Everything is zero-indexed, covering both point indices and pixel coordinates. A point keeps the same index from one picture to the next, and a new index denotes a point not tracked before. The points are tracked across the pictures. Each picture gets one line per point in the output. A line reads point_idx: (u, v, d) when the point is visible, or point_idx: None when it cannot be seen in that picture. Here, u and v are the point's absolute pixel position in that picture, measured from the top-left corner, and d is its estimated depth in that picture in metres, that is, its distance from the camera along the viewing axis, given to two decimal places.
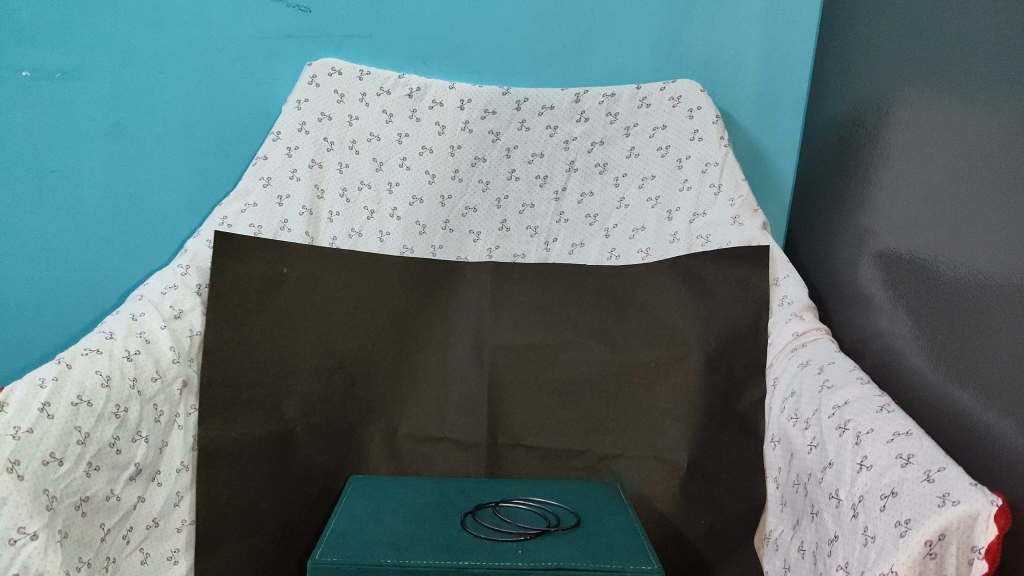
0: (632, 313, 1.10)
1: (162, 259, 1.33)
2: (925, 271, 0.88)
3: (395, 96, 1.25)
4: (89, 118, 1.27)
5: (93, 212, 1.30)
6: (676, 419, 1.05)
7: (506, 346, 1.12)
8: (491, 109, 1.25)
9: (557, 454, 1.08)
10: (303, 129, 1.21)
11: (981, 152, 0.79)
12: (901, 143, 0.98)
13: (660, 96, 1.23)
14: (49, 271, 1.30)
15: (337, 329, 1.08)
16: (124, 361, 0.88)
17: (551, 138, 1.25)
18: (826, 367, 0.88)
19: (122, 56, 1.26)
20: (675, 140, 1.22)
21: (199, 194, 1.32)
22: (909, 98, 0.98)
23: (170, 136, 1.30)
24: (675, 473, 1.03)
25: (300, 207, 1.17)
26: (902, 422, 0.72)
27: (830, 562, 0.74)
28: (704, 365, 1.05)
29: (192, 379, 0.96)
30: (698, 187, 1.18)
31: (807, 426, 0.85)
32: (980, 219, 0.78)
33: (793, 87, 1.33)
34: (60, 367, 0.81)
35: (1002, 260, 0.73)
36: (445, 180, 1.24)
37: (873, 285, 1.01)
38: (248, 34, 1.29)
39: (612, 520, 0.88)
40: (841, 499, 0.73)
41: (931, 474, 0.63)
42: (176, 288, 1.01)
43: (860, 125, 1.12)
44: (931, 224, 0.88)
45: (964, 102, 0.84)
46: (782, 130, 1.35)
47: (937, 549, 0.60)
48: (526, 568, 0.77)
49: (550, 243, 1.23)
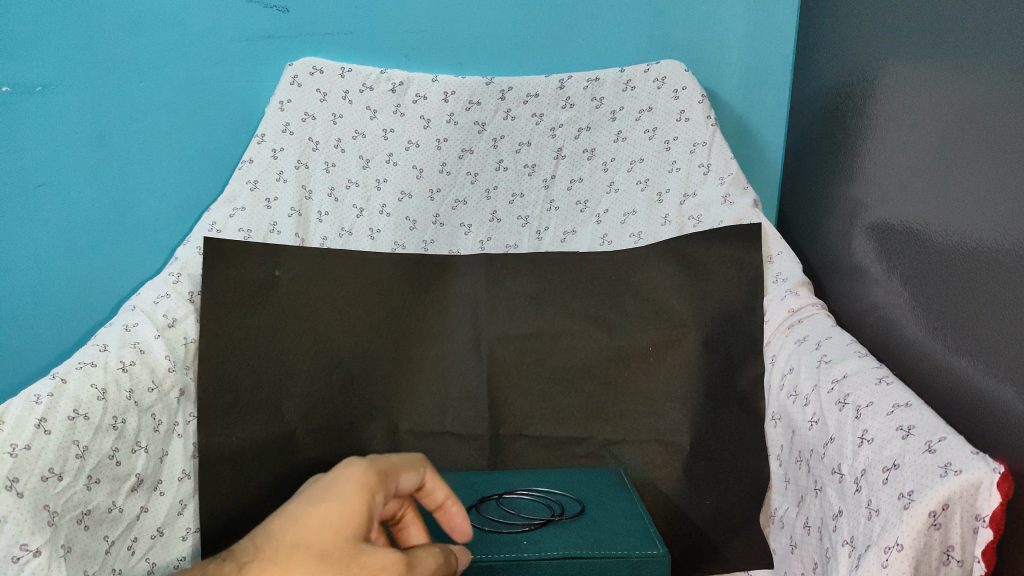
0: (628, 297, 1.10)
1: (152, 270, 1.32)
2: (918, 240, 0.87)
3: (378, 92, 1.24)
4: (72, 130, 1.25)
5: (82, 224, 1.29)
6: (677, 401, 1.04)
7: (503, 338, 1.11)
8: (475, 100, 1.24)
9: (560, 442, 1.07)
10: (287, 129, 1.20)
11: (971, 117, 0.79)
12: (889, 113, 0.98)
13: (645, 77, 1.22)
14: (40, 287, 1.29)
15: (333, 330, 1.08)
16: (119, 372, 0.87)
17: (537, 126, 1.24)
18: (823, 342, 0.88)
19: (101, 67, 1.25)
20: (662, 122, 1.21)
21: (187, 199, 1.32)
22: (895, 67, 0.97)
23: (155, 144, 1.29)
24: (678, 456, 1.03)
25: (288, 209, 1.16)
26: (901, 394, 0.71)
27: (835, 537, 0.74)
28: (702, 346, 1.04)
29: (189, 387, 0.96)
30: (687, 168, 1.17)
31: (806, 402, 0.85)
32: (972, 184, 0.77)
33: (779, 62, 1.32)
34: (54, 382, 0.81)
35: (996, 225, 0.72)
36: (433, 174, 1.23)
37: (867, 257, 1.00)
38: (227, 35, 1.27)
39: (617, 506, 0.88)
40: (844, 473, 0.73)
41: (932, 445, 0.63)
42: (168, 296, 1.01)
43: (846, 97, 1.11)
44: (921, 193, 0.88)
45: (951, 69, 0.83)
46: (770, 105, 1.35)
47: (941, 519, 0.60)
48: (532, 559, 0.77)
49: (542, 232, 1.22)
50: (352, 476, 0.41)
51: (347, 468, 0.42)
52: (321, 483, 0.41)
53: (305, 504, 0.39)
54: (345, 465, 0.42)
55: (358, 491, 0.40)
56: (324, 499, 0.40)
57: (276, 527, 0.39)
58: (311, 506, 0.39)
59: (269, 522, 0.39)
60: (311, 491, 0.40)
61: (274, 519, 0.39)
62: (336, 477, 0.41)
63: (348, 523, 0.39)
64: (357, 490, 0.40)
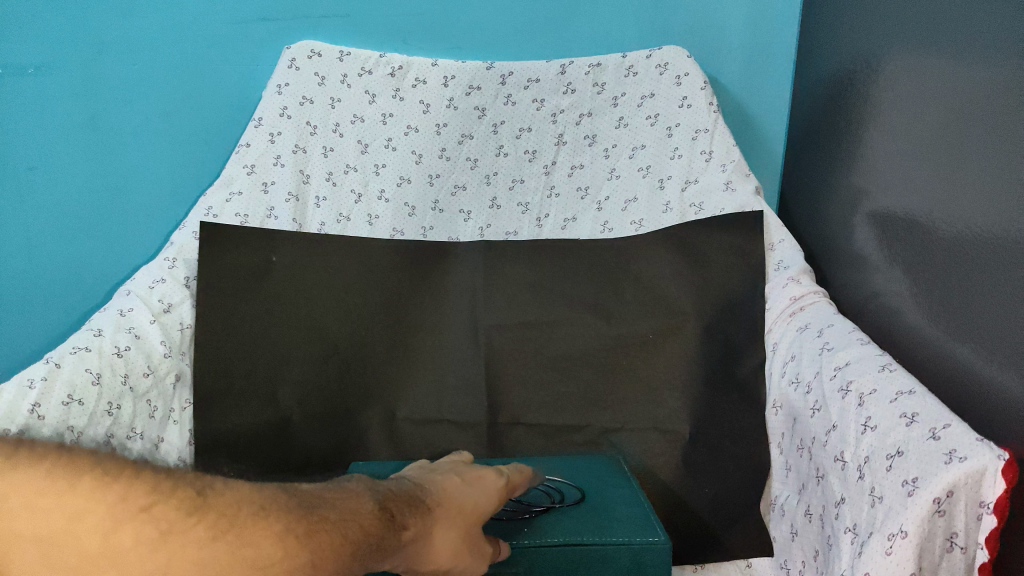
0: (627, 285, 1.09)
1: (147, 254, 1.31)
2: (920, 229, 0.86)
3: (376, 76, 1.23)
4: (65, 114, 1.24)
5: (75, 209, 1.27)
6: (677, 390, 1.03)
7: (502, 325, 1.09)
8: (476, 84, 1.22)
9: (558, 429, 1.06)
10: (284, 114, 1.19)
11: (975, 103, 0.77)
12: (892, 99, 0.96)
13: (647, 63, 1.20)
14: (33, 272, 1.28)
15: (330, 316, 1.07)
16: (114, 357, 0.87)
17: (538, 112, 1.23)
18: (825, 330, 0.88)
19: (94, 49, 1.23)
20: (664, 108, 1.19)
21: (182, 184, 1.30)
22: (897, 54, 0.95)
23: (149, 127, 1.27)
24: (677, 443, 1.01)
25: (285, 194, 1.15)
26: (905, 380, 0.71)
27: (837, 524, 0.74)
28: (702, 334, 1.04)
29: (184, 372, 0.98)
30: (689, 155, 1.16)
31: (808, 390, 0.84)
32: (976, 170, 0.76)
33: (782, 48, 1.31)
34: (48, 367, 0.81)
35: (1000, 212, 0.71)
36: (433, 159, 1.22)
37: (869, 245, 1.00)
38: (223, 18, 1.25)
39: (616, 493, 0.87)
40: (847, 461, 0.73)
41: (937, 432, 0.63)
42: (164, 281, 1.00)
43: (848, 83, 1.09)
44: (924, 180, 0.87)
45: (953, 55, 0.82)
46: (772, 92, 1.34)
47: (945, 506, 0.59)
48: (532, 546, 0.76)
49: (542, 219, 1.21)
50: (497, 480, 0.67)
51: (494, 477, 0.67)
52: (477, 475, 0.67)
53: (467, 486, 0.65)
54: (492, 473, 0.68)
55: (497, 493, 0.67)
56: (478, 492, 0.66)
57: (454, 488, 0.65)
58: (469, 491, 0.65)
59: (452, 481, 0.65)
60: (472, 478, 0.67)
61: (452, 481, 0.65)
62: (486, 480, 0.67)
63: (482, 510, 0.65)
64: (495, 494, 0.67)
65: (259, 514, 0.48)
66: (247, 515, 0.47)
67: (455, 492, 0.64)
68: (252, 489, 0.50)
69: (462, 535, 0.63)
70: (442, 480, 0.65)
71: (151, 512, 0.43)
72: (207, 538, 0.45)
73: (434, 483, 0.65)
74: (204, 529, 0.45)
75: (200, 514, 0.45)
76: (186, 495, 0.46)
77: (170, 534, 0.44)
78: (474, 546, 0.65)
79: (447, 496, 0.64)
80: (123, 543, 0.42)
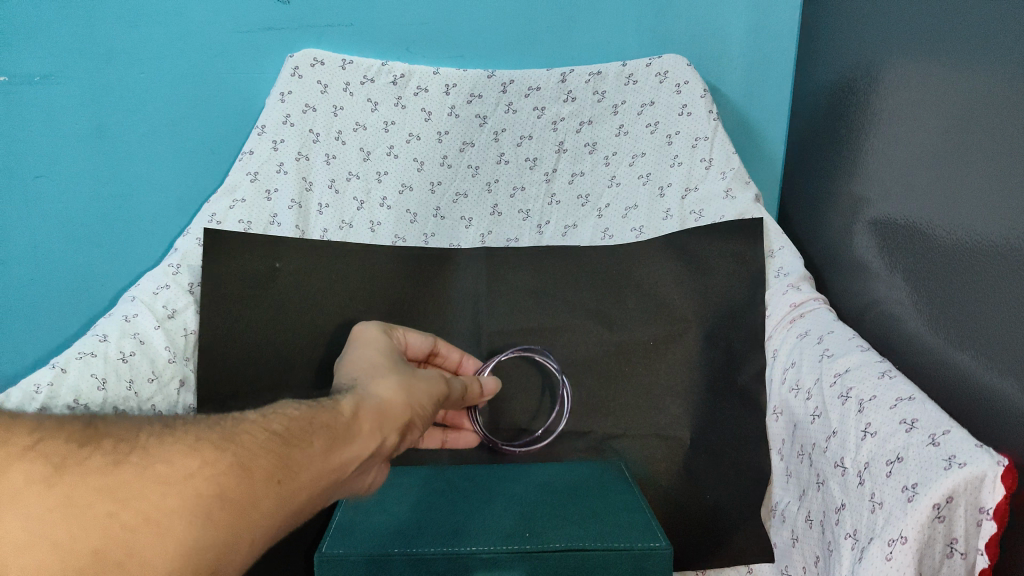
0: (628, 291, 1.09)
1: (150, 262, 1.32)
2: (921, 236, 0.87)
3: (379, 85, 1.25)
4: (73, 123, 1.25)
5: (80, 216, 1.29)
6: (678, 396, 1.03)
7: (504, 331, 1.09)
8: (477, 92, 1.25)
9: (558, 436, 1.04)
10: (288, 121, 1.20)
11: (974, 112, 0.78)
12: (892, 107, 0.97)
13: (646, 71, 1.22)
14: (39, 279, 1.29)
15: (331, 322, 1.06)
16: (118, 363, 0.92)
17: (538, 120, 1.24)
18: (825, 337, 0.88)
19: (102, 57, 1.24)
20: (664, 115, 1.20)
21: (188, 191, 1.31)
22: (897, 63, 0.96)
23: (154, 134, 1.28)
24: (679, 449, 1.00)
25: (288, 200, 1.15)
26: (904, 387, 0.72)
27: (838, 530, 0.74)
28: (703, 341, 1.04)
29: (189, 378, 0.99)
30: (689, 162, 1.16)
31: (809, 396, 0.85)
32: (976, 178, 0.77)
33: (781, 58, 1.32)
34: (54, 372, 0.89)
35: (999, 221, 0.72)
36: (434, 167, 1.23)
37: (869, 252, 1.00)
38: (229, 27, 1.25)
39: (619, 499, 0.87)
40: (847, 467, 0.73)
41: (936, 438, 0.63)
42: (167, 287, 1.03)
43: (848, 92, 1.10)
44: (925, 188, 0.87)
45: (955, 62, 0.82)
46: (771, 101, 1.35)
47: (946, 512, 0.60)
48: (535, 551, 0.77)
49: (542, 226, 1.21)
50: (375, 336, 0.81)
51: (369, 335, 0.81)
52: (360, 343, 0.79)
53: (364, 351, 0.77)
54: (368, 335, 0.81)
55: (380, 337, 0.80)
56: (373, 348, 0.78)
57: (362, 362, 0.74)
58: (365, 352, 0.76)
59: (358, 361, 0.75)
60: (361, 347, 0.78)
61: (358, 360, 0.75)
62: (365, 339, 0.80)
63: (391, 351, 0.78)
64: (382, 340, 0.80)
65: (163, 433, 0.52)
66: (149, 438, 0.52)
67: (362, 360, 0.75)
68: (164, 424, 0.54)
69: (395, 372, 0.72)
70: (348, 365, 0.75)
71: (40, 449, 0.48)
72: (108, 464, 0.49)
73: (342, 368, 0.75)
74: (101, 457, 0.49)
75: (93, 445, 0.50)
76: (76, 432, 0.50)
77: (65, 466, 0.48)
78: (420, 371, 0.74)
79: (358, 368, 0.73)
80: (15, 482, 0.46)
